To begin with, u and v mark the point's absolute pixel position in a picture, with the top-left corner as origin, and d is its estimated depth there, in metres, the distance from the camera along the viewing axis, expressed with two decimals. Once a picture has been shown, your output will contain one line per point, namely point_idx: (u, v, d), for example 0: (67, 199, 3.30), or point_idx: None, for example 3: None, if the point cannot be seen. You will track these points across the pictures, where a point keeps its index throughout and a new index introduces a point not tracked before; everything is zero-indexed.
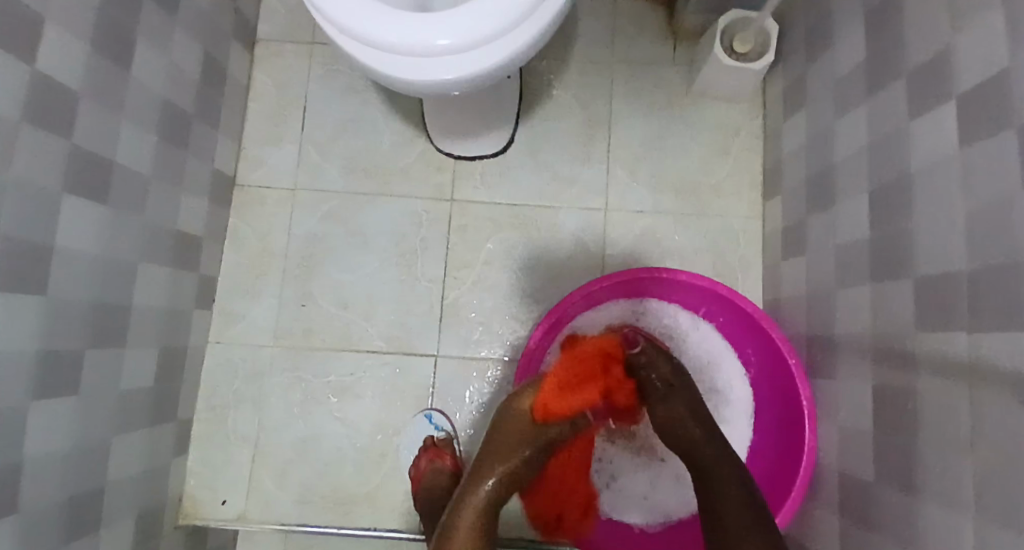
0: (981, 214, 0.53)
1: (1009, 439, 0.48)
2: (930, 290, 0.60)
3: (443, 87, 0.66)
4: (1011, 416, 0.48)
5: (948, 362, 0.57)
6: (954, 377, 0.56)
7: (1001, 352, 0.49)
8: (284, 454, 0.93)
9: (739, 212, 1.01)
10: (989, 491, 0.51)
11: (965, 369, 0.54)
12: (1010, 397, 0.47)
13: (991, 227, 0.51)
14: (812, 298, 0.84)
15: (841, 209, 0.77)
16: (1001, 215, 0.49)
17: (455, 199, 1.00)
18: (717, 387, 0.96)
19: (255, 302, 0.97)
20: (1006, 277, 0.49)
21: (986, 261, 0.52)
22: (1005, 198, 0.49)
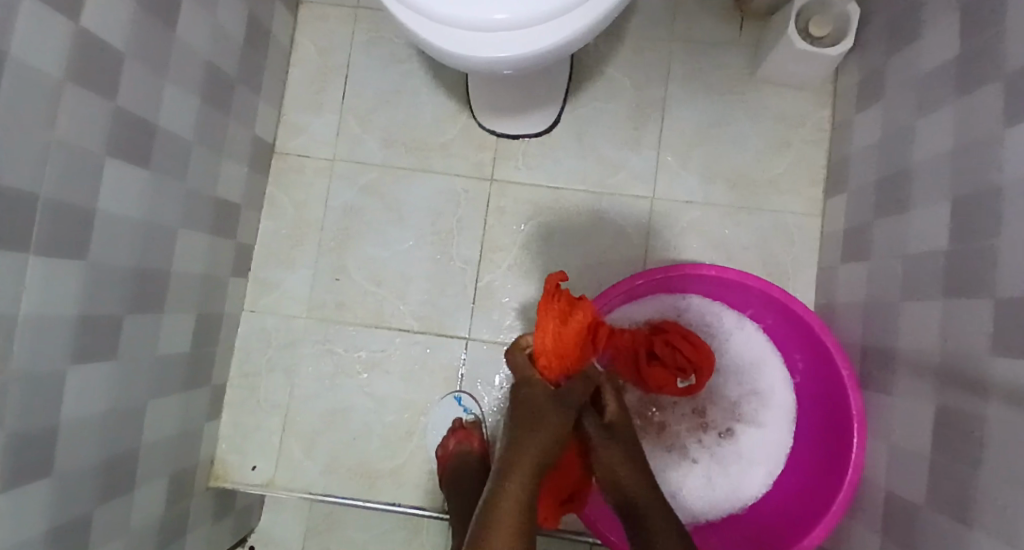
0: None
1: None
2: (1014, 312, 0.54)
3: (491, 66, 0.62)
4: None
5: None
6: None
7: None
8: (313, 424, 0.93)
9: (796, 208, 0.95)
10: None
11: None
12: None
13: None
14: (871, 307, 0.79)
15: (915, 214, 0.71)
16: None
17: (495, 179, 0.96)
18: (759, 389, 0.91)
19: (291, 271, 0.96)
20: None
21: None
22: None
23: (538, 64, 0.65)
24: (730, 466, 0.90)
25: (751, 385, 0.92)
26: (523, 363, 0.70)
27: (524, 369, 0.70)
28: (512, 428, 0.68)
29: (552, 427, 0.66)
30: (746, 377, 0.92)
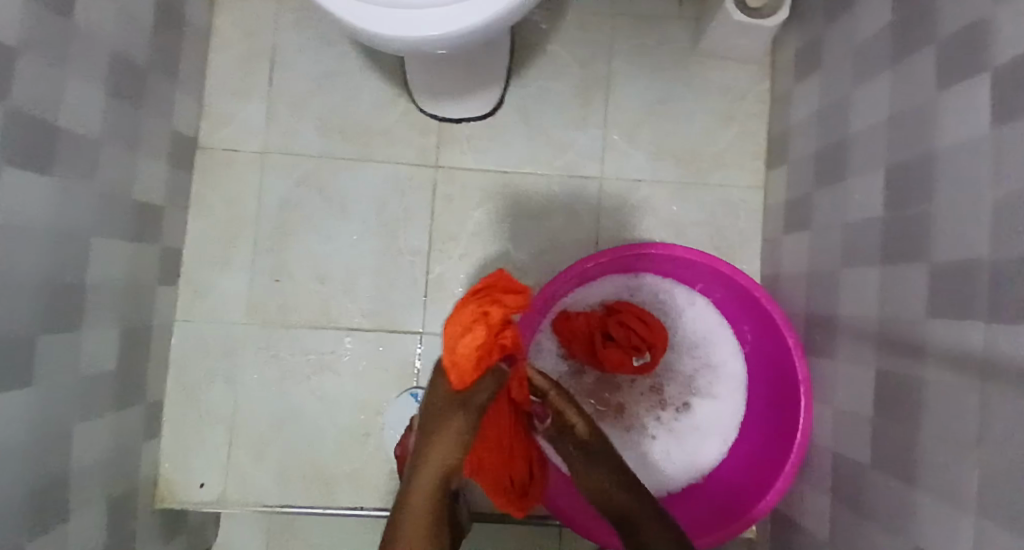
0: (1011, 198, 0.48)
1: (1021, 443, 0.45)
2: (948, 277, 0.56)
3: (414, 45, 0.59)
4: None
5: (960, 354, 0.54)
6: (967, 371, 0.53)
7: (1015, 348, 0.46)
8: (263, 434, 0.89)
9: (741, 182, 0.96)
10: (990, 490, 0.49)
11: (976, 363, 0.52)
12: None
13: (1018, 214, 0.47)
14: (813, 277, 0.81)
15: (855, 184, 0.73)
16: None
17: (440, 165, 0.93)
18: (712, 362, 0.93)
19: (226, 274, 0.90)
20: None
21: (1011, 250, 0.48)
22: None
23: (464, 44, 0.62)
24: (686, 439, 0.92)
25: (704, 358, 0.93)
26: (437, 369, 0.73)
27: (437, 372, 0.73)
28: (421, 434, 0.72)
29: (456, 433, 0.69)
30: (699, 352, 0.93)
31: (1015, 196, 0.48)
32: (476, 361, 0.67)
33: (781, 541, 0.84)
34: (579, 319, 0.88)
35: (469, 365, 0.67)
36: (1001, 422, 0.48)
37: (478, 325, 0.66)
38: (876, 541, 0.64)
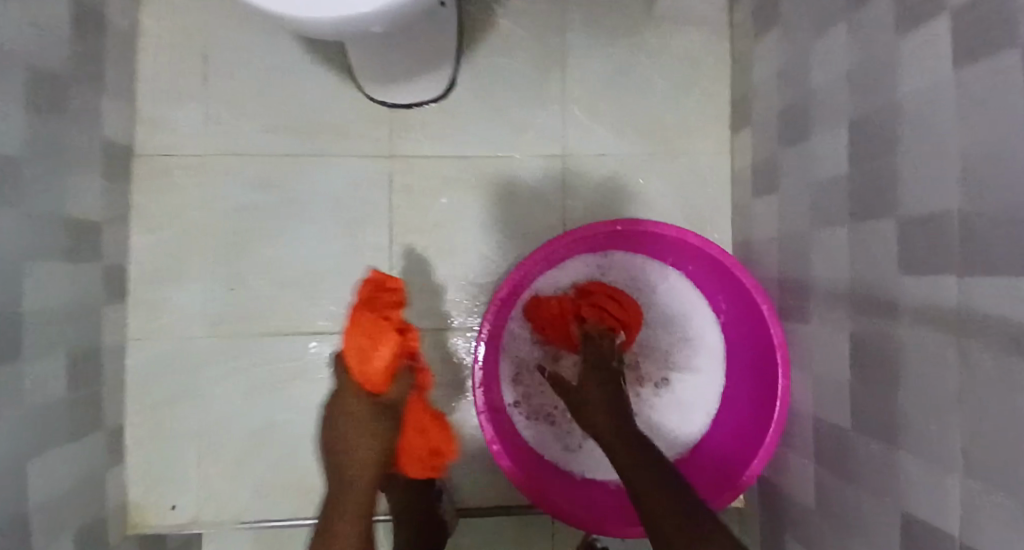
0: (979, 147, 0.46)
1: (1004, 399, 0.44)
2: (918, 233, 0.55)
3: (333, 26, 0.54)
4: (1007, 375, 0.44)
5: (936, 311, 0.52)
6: (945, 327, 0.51)
7: (991, 301, 0.45)
8: (233, 450, 0.86)
9: (706, 149, 0.94)
10: (978, 447, 0.48)
11: (953, 318, 0.50)
12: (1007, 350, 0.43)
13: (987, 164, 0.45)
14: (784, 241, 0.79)
15: (819, 143, 0.71)
16: (998, 151, 0.44)
17: (394, 155, 0.89)
18: (688, 335, 0.92)
19: (179, 287, 0.86)
20: (1002, 224, 0.44)
21: (983, 201, 0.46)
22: (1003, 132, 0.43)
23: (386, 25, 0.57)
24: (668, 413, 0.91)
25: (680, 331, 0.92)
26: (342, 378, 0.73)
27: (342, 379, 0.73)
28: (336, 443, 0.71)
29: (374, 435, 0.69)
30: (674, 326, 0.92)
31: (982, 144, 0.46)
32: (388, 367, 0.69)
33: (770, 508, 0.84)
34: (551, 298, 0.88)
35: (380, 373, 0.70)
36: (985, 378, 0.47)
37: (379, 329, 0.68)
38: (864, 503, 0.64)
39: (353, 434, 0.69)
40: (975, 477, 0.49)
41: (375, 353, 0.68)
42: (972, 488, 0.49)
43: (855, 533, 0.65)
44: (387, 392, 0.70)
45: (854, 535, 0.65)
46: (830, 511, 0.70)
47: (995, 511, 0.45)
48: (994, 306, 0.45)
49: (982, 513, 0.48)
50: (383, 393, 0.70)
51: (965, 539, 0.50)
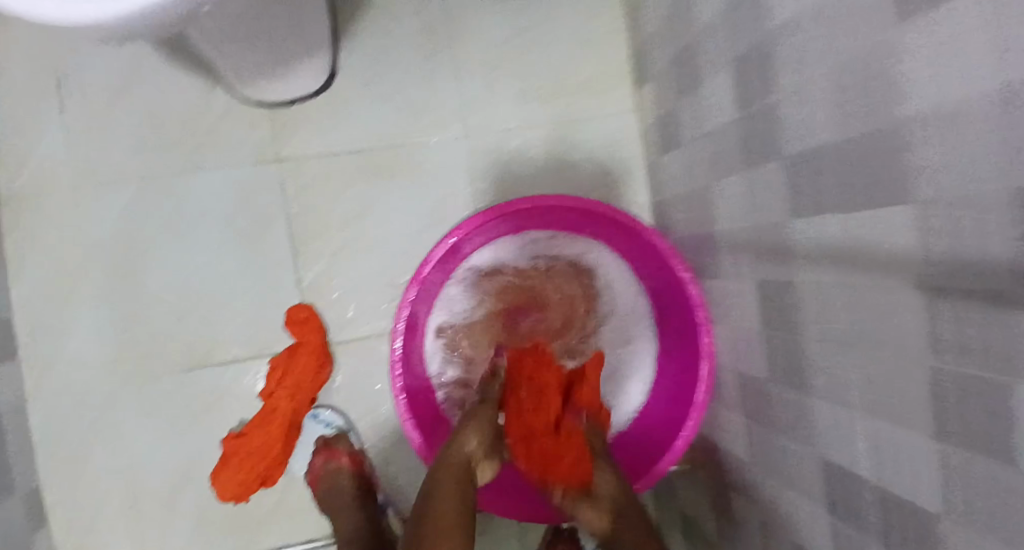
0: (851, 72, 0.44)
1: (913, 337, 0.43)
2: (800, 173, 0.52)
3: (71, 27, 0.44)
4: (904, 304, 0.43)
5: (825, 249, 0.51)
6: (835, 266, 0.50)
7: (885, 236, 0.44)
8: (160, 494, 0.83)
9: (611, 109, 0.90)
10: (890, 388, 0.47)
11: (841, 258, 0.49)
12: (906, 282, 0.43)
13: (862, 90, 0.43)
14: (690, 194, 0.76)
15: (705, 90, 0.68)
16: (872, 74, 0.42)
17: (282, 158, 0.84)
18: (620, 307, 0.90)
19: (75, 333, 0.81)
20: (888, 150, 0.41)
21: (856, 130, 0.44)
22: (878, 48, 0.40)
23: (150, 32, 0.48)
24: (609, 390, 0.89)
25: (610, 304, 0.90)
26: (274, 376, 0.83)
27: (272, 376, 0.83)
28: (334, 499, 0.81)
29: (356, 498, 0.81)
30: (605, 299, 0.90)
31: (848, 72, 0.44)
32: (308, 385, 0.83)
33: (715, 465, 0.84)
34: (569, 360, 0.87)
35: (303, 386, 0.83)
36: (882, 314, 0.46)
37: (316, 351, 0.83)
38: (788, 451, 0.63)
39: (344, 495, 0.81)
40: (886, 415, 0.48)
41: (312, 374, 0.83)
42: (881, 425, 0.49)
43: (787, 483, 0.65)
44: (297, 402, 0.82)
45: (786, 484, 0.65)
46: (763, 462, 0.69)
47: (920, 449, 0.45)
48: (888, 237, 0.43)
49: (901, 447, 0.47)
50: (299, 400, 0.83)
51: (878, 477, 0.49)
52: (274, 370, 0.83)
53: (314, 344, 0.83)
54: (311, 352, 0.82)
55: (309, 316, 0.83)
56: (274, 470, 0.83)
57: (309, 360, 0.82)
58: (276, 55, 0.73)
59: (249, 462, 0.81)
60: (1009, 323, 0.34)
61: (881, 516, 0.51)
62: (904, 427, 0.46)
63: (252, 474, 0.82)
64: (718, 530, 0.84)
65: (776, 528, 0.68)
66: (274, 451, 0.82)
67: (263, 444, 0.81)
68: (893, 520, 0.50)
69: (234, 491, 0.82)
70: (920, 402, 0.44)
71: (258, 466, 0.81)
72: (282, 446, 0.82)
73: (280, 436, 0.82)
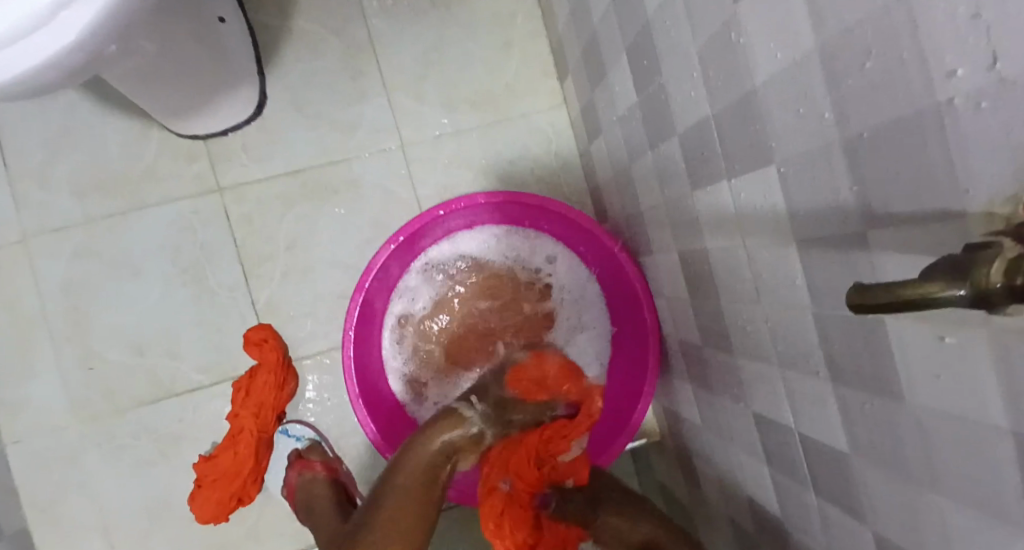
0: (713, 47, 0.47)
1: (796, 287, 0.46)
2: (692, 145, 0.55)
3: None
4: (787, 256, 0.46)
5: (722, 213, 0.54)
6: (733, 229, 0.53)
7: (762, 197, 0.47)
8: (141, 523, 0.85)
9: (539, 104, 0.92)
10: (786, 338, 0.50)
11: (735, 220, 0.52)
12: (783, 237, 0.45)
13: (724, 64, 0.46)
14: (616, 177, 0.78)
15: (612, 75, 0.70)
16: (729, 48, 0.44)
17: (223, 187, 0.87)
18: (567, 294, 0.92)
19: (41, 379, 0.84)
20: (753, 115, 0.44)
21: (728, 98, 0.47)
22: (727, 24, 0.43)
23: (53, 90, 0.51)
24: None
25: (560, 293, 0.93)
26: (238, 397, 0.84)
27: (236, 397, 0.84)
28: (310, 510, 0.80)
29: (332, 502, 0.80)
30: (554, 289, 0.93)
31: (712, 46, 0.47)
32: (271, 403, 0.84)
33: (679, 435, 0.86)
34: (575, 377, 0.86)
35: (266, 404, 0.83)
36: (772, 269, 0.49)
37: (275, 368, 0.83)
38: (726, 411, 0.66)
39: (320, 503, 0.80)
40: (790, 365, 0.51)
41: (274, 391, 0.83)
42: (790, 375, 0.52)
43: (732, 441, 0.67)
44: (262, 420, 0.83)
45: (731, 443, 0.67)
46: (712, 424, 0.71)
47: (818, 393, 0.48)
48: (765, 196, 0.46)
49: (805, 397, 0.50)
50: (263, 419, 0.83)
51: (800, 423, 0.52)
52: (238, 390, 0.84)
53: (272, 360, 0.83)
54: (271, 371, 0.83)
55: (267, 336, 0.84)
56: (247, 489, 0.84)
57: (267, 379, 0.83)
58: (197, 88, 0.75)
59: (220, 483, 0.82)
60: (866, 259, 0.37)
61: (804, 461, 0.54)
62: (806, 373, 0.49)
63: (226, 496, 0.83)
64: (689, 496, 0.87)
65: (731, 487, 0.71)
66: (243, 471, 0.83)
67: (234, 464, 0.83)
68: (813, 463, 0.52)
69: (210, 514, 0.83)
70: (813, 347, 0.47)
71: (231, 486, 0.83)
72: (251, 466, 0.83)
73: (248, 456, 0.83)
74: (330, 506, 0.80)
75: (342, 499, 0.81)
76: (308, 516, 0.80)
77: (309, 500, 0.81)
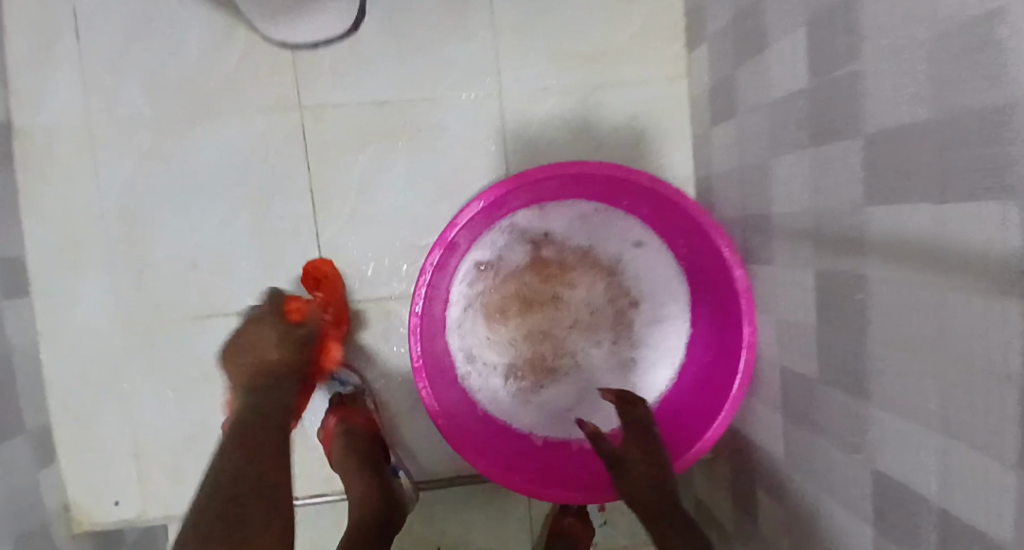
0: (958, 41, 0.37)
1: (990, 349, 0.38)
2: (886, 154, 0.46)
3: None
4: (991, 313, 0.37)
5: (906, 242, 0.45)
6: (917, 263, 0.44)
7: (973, 237, 0.38)
8: (169, 443, 0.82)
9: (660, 72, 0.82)
10: (958, 404, 0.42)
11: (925, 254, 0.43)
12: (990, 290, 0.37)
13: (970, 64, 0.37)
14: (743, 171, 0.69)
15: (774, 52, 0.60)
16: (985, 47, 0.35)
17: (304, 106, 0.79)
18: (647, 288, 0.85)
19: (86, 278, 0.79)
20: (993, 138, 0.35)
21: (961, 109, 0.38)
22: (989, 13, 0.34)
23: None
24: (634, 366, 0.85)
25: (640, 283, 0.85)
26: None
27: None
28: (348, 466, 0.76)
29: (366, 475, 0.74)
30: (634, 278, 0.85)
31: (955, 39, 0.38)
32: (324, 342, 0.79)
33: (741, 459, 0.79)
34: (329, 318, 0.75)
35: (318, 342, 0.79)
36: (963, 324, 0.40)
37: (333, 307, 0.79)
38: (830, 454, 0.59)
39: (356, 469, 0.75)
40: (953, 431, 0.43)
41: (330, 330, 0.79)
42: (947, 446, 0.44)
43: (825, 487, 0.61)
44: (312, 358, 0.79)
45: (823, 488, 0.61)
46: (799, 463, 0.65)
47: (985, 480, 0.40)
48: (979, 236, 0.37)
49: (963, 473, 0.43)
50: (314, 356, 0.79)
51: (941, 497, 0.45)
52: None
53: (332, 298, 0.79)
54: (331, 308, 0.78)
55: (328, 273, 0.79)
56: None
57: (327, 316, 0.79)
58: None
59: None
60: None
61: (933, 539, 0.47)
62: (973, 451, 0.41)
63: None
64: (734, 523, 0.80)
65: (803, 532, 0.65)
66: None
67: None
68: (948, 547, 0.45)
69: None
70: (994, 429, 0.39)
71: None
72: None
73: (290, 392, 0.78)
74: (365, 478, 0.74)
75: (377, 467, 0.76)
76: (343, 473, 0.76)
77: (347, 455, 0.76)
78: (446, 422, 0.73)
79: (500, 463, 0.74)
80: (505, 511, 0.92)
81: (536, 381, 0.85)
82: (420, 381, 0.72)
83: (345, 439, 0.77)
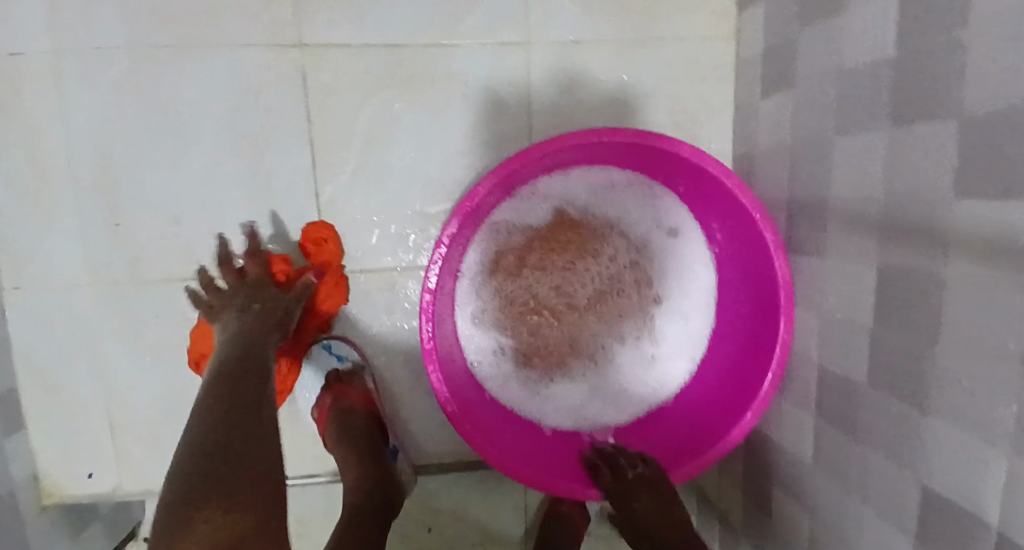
0: None
1: None
2: (973, 142, 0.40)
3: None
4: None
5: (985, 244, 0.40)
6: (996, 269, 0.39)
7: None
8: (148, 411, 0.76)
9: (705, 32, 0.74)
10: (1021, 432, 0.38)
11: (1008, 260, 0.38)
12: None
13: None
14: (797, 150, 0.63)
15: (852, 15, 0.52)
16: None
17: (305, 44, 0.70)
18: (673, 272, 0.79)
19: (54, 227, 0.71)
20: None
21: None
22: None
23: None
24: (651, 355, 0.80)
25: (666, 269, 0.79)
26: None
27: None
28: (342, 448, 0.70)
29: (363, 456, 0.69)
30: (660, 263, 0.79)
31: None
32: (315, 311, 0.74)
33: (759, 456, 0.76)
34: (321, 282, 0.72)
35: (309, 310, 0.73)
36: None
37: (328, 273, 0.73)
38: (868, 463, 0.55)
39: (351, 450, 0.70)
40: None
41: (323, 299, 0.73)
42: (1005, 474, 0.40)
43: (858, 498, 0.57)
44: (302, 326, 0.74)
45: (852, 497, 0.57)
46: (829, 467, 0.61)
47: None
48: None
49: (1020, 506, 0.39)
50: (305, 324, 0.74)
51: (1003, 527, 0.40)
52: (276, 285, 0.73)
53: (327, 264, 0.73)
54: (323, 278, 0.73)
55: (327, 236, 0.73)
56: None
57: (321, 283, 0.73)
58: None
59: None
60: None
61: None
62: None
63: None
64: (745, 520, 0.78)
65: (827, 540, 0.61)
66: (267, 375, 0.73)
67: None
68: None
69: None
70: None
71: None
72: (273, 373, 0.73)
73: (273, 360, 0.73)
74: (361, 460, 0.69)
75: (375, 448, 0.71)
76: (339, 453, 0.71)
77: (342, 435, 0.71)
78: (454, 409, 0.68)
79: (515, 453, 0.71)
80: (499, 494, 0.87)
81: (547, 367, 0.80)
82: (431, 366, 0.68)
83: (340, 416, 0.72)
